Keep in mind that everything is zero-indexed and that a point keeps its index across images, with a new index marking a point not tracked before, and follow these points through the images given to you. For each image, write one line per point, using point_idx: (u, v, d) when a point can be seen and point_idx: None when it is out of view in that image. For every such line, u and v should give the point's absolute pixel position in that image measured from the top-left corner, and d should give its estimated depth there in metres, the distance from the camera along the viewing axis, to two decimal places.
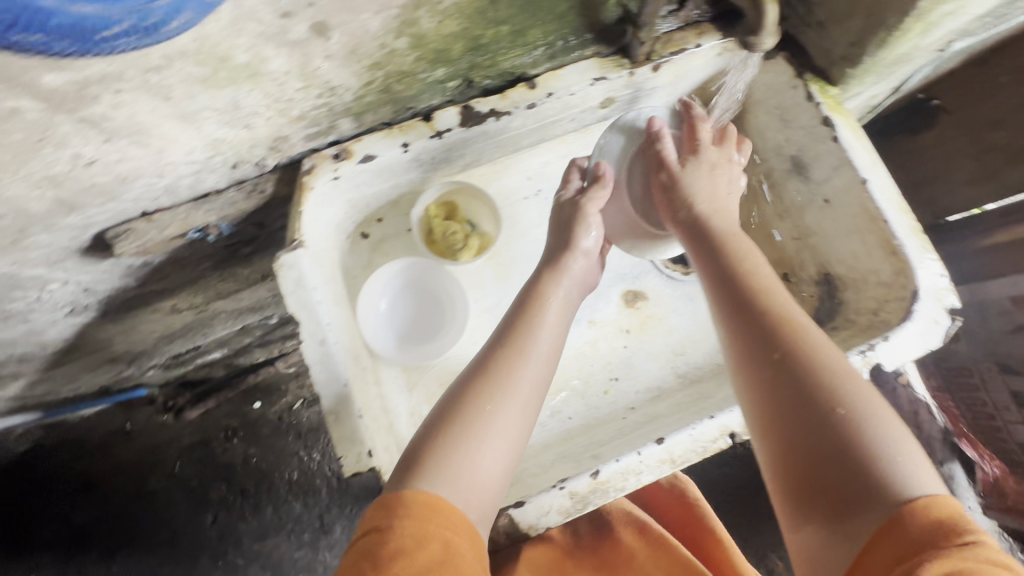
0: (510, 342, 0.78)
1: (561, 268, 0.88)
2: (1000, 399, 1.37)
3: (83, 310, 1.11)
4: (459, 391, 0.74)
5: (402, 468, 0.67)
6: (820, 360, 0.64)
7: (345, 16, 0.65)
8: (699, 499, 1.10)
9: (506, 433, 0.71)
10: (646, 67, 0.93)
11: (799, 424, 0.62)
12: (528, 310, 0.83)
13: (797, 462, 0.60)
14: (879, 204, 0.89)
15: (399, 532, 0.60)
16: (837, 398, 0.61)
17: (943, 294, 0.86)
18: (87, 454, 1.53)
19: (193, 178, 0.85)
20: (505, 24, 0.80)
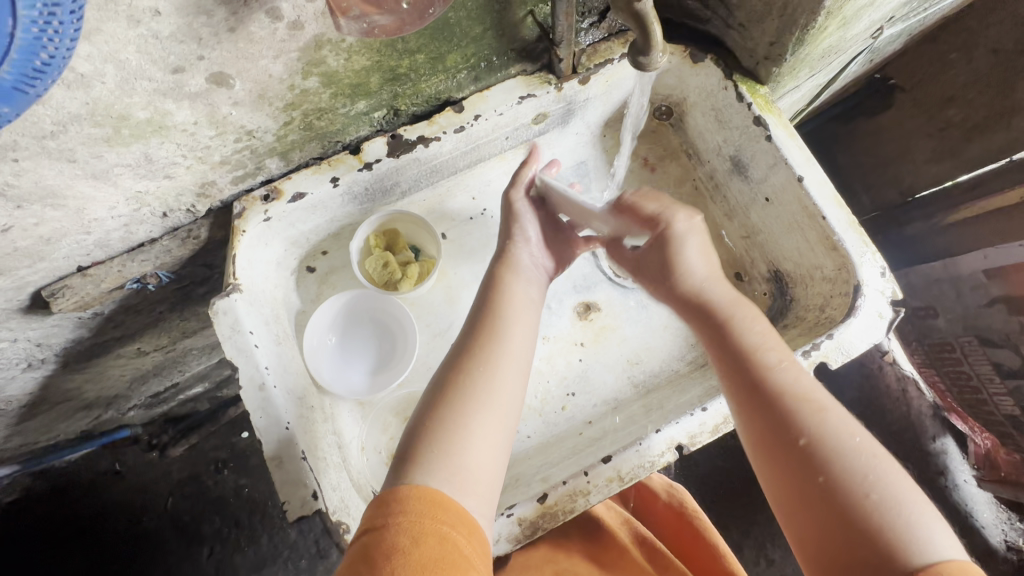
0: (480, 335, 0.70)
1: (511, 256, 0.82)
2: (983, 370, 1.19)
3: (40, 364, 1.06)
4: (435, 393, 0.65)
5: (398, 464, 0.60)
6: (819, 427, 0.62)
7: (242, 64, 0.65)
8: (698, 510, 1.00)
9: (495, 419, 0.64)
10: (573, 81, 0.92)
11: (816, 498, 0.59)
12: (493, 299, 0.75)
13: (815, 531, 0.58)
14: (815, 200, 0.89)
15: (397, 528, 0.52)
16: (855, 468, 0.58)
17: (885, 288, 0.86)
18: (70, 502, 1.43)
19: (124, 231, 0.84)
20: (419, 52, 0.79)
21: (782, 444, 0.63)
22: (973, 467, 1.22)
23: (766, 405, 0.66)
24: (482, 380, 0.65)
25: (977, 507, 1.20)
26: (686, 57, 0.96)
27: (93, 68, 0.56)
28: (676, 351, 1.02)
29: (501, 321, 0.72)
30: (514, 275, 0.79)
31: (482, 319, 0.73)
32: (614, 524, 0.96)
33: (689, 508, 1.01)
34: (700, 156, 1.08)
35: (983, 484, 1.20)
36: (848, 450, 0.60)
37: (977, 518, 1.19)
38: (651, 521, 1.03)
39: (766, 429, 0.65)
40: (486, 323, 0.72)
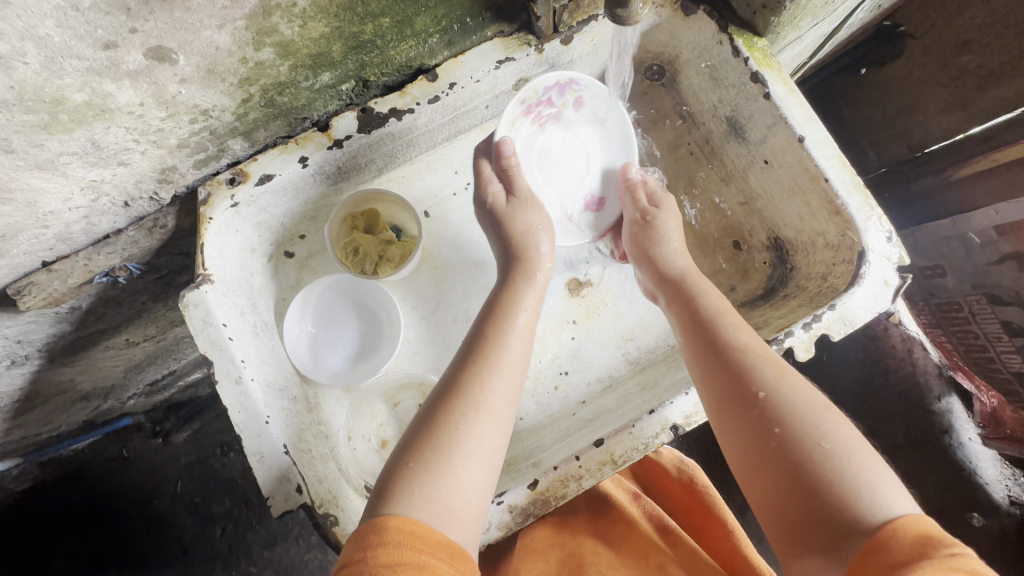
0: (480, 352, 0.68)
1: (529, 270, 0.79)
2: (990, 328, 1.18)
3: (23, 360, 1.01)
4: (423, 418, 0.63)
5: (375, 499, 0.57)
6: (789, 386, 0.59)
7: (183, 36, 0.59)
8: (708, 486, 0.94)
9: (482, 461, 0.60)
10: (555, 42, 0.86)
11: (764, 454, 0.56)
12: (492, 319, 0.73)
13: (780, 494, 0.54)
14: (818, 161, 0.83)
15: (374, 562, 0.49)
16: (813, 426, 0.55)
17: (891, 254, 0.80)
18: (86, 487, 1.42)
19: (85, 223, 0.79)
20: (384, 16, 0.72)
21: (741, 412, 0.60)
22: (978, 425, 1.14)
23: (725, 378, 0.63)
24: (479, 403, 0.63)
25: (982, 464, 1.12)
26: (677, 10, 0.90)
27: (10, 47, 0.51)
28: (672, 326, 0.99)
29: (508, 344, 0.70)
30: (525, 288, 0.77)
31: (486, 334, 0.71)
32: (622, 499, 0.91)
33: (699, 484, 0.95)
34: (695, 118, 1.03)
35: (987, 442, 1.13)
36: (803, 411, 0.56)
37: (980, 475, 1.11)
38: (660, 496, 0.98)
39: (728, 402, 0.62)
40: (486, 338, 0.70)
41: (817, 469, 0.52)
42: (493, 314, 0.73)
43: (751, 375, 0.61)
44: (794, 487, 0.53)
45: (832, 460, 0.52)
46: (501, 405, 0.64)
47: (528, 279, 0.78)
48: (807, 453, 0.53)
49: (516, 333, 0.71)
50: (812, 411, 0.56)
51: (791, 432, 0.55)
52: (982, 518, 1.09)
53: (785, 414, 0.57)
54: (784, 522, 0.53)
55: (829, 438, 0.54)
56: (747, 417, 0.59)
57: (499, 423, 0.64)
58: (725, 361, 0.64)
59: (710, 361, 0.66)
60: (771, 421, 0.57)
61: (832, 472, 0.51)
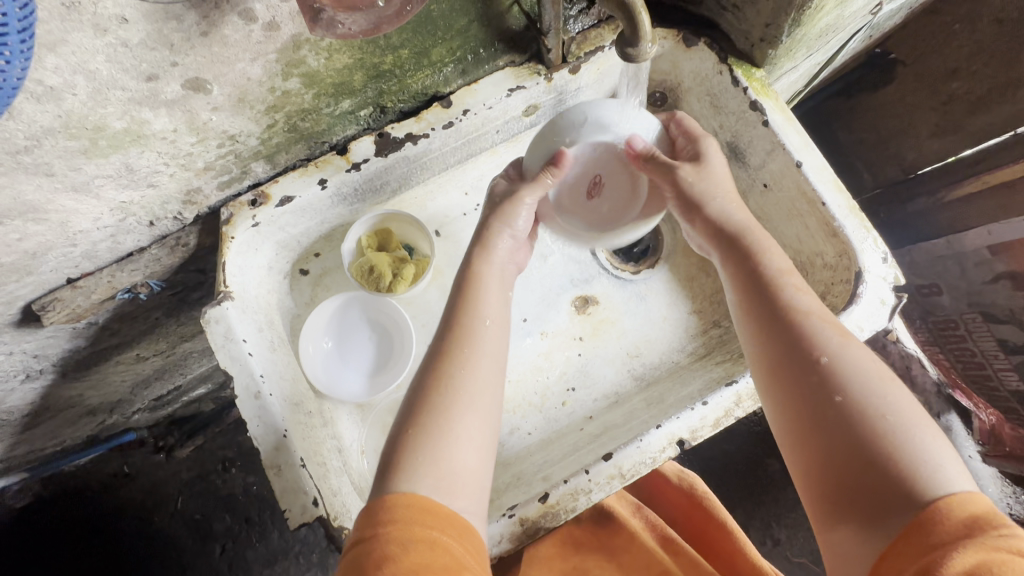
0: (455, 322, 0.71)
1: (491, 243, 0.79)
2: (988, 346, 1.20)
3: (39, 374, 1.03)
4: (416, 388, 0.67)
5: (381, 476, 0.60)
6: (853, 362, 0.62)
7: (219, 68, 0.63)
8: (708, 492, 0.96)
9: (478, 421, 0.65)
10: (563, 71, 0.90)
11: (825, 419, 0.60)
12: (466, 287, 0.75)
13: (833, 462, 0.58)
14: (814, 185, 0.87)
15: (387, 538, 0.53)
16: (871, 403, 0.59)
17: (887, 275, 0.84)
18: (89, 502, 1.42)
19: (111, 241, 0.82)
20: (403, 48, 0.77)
21: (798, 377, 0.64)
22: (977, 443, 1.17)
23: (785, 343, 0.67)
24: (465, 368, 0.67)
25: (983, 482, 1.15)
26: (679, 42, 0.94)
27: (62, 80, 0.55)
28: (676, 343, 1.01)
29: (483, 308, 0.73)
30: (490, 260, 0.78)
31: (459, 306, 0.73)
32: (624, 511, 0.92)
33: (699, 490, 0.96)
34: None
35: (987, 459, 1.16)
36: (867, 384, 0.60)
37: (983, 493, 1.14)
38: (660, 503, 1.00)
39: (784, 367, 0.66)
40: (461, 309, 0.73)
41: (873, 446, 0.56)
42: (463, 284, 0.76)
43: (814, 344, 0.65)
44: (855, 454, 0.57)
45: (889, 437, 0.56)
46: (484, 366, 0.68)
47: (488, 243, 0.79)
48: (861, 428, 0.58)
49: (484, 299, 0.74)
50: (875, 384, 0.60)
51: (843, 405, 0.60)
52: None
53: (847, 383, 0.61)
54: (834, 484, 0.58)
55: (890, 415, 0.58)
56: (807, 384, 0.63)
57: (487, 386, 0.67)
58: (786, 330, 0.67)
59: (772, 325, 0.69)
60: (830, 390, 0.61)
61: (893, 444, 0.55)
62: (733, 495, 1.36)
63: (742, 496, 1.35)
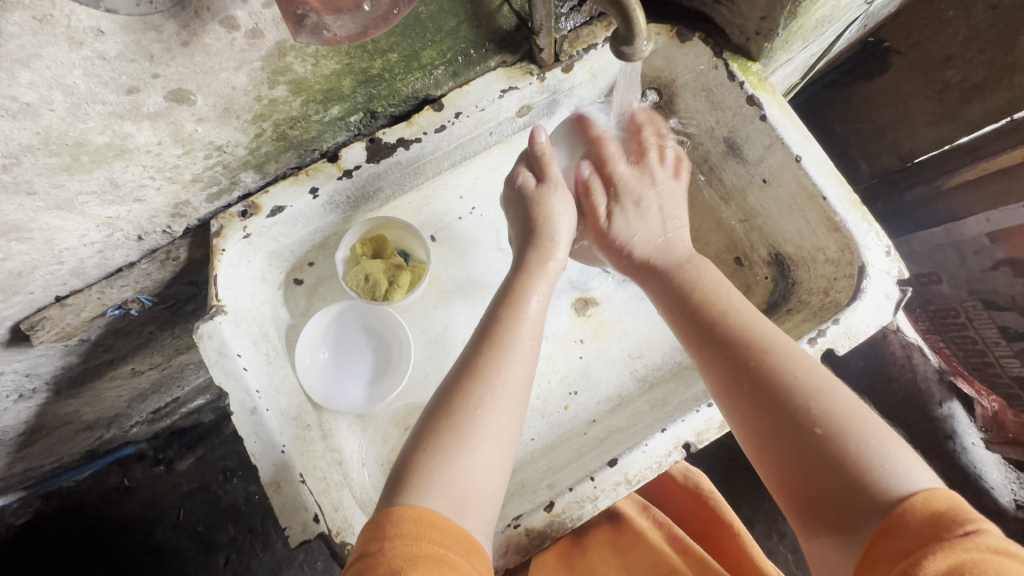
0: (494, 335, 0.70)
1: (546, 255, 0.81)
2: (989, 334, 1.20)
3: (32, 394, 1.02)
4: (440, 401, 0.66)
5: (392, 486, 0.60)
6: (789, 371, 0.60)
7: (202, 78, 0.61)
8: (715, 493, 0.94)
9: (500, 445, 0.63)
10: (556, 70, 0.88)
11: (773, 435, 0.58)
12: (507, 304, 0.74)
13: (795, 478, 0.56)
14: (814, 179, 0.86)
15: (392, 552, 0.51)
16: (813, 406, 0.57)
17: (890, 268, 0.83)
18: (88, 520, 1.39)
19: (99, 257, 0.80)
20: (392, 51, 0.75)
21: (743, 391, 0.62)
22: (980, 430, 1.16)
23: (722, 360, 0.65)
24: (494, 387, 0.65)
25: (986, 469, 1.13)
26: (673, 37, 0.93)
27: (38, 95, 0.53)
28: (678, 342, 1.00)
29: (524, 330, 0.71)
30: (530, 279, 0.78)
31: (499, 319, 0.72)
32: (631, 512, 0.91)
33: (705, 490, 0.95)
34: (692, 138, 1.05)
35: (992, 447, 1.15)
36: (803, 386, 0.58)
37: (986, 480, 1.12)
38: (667, 503, 0.98)
39: (725, 382, 0.64)
40: (501, 321, 0.72)
41: (826, 449, 0.54)
42: (506, 298, 0.75)
43: (750, 358, 0.63)
44: (812, 469, 0.55)
45: (837, 437, 0.54)
46: (517, 389, 0.67)
47: (545, 256, 0.80)
48: (805, 436, 0.56)
49: (526, 315, 0.73)
50: (812, 383, 0.59)
51: (794, 413, 0.57)
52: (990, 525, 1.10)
53: (786, 393, 0.59)
54: (801, 501, 0.55)
55: (834, 416, 0.56)
56: (750, 402, 0.61)
57: (518, 408, 0.66)
58: (723, 345, 0.66)
59: (709, 340, 0.68)
60: (776, 399, 0.59)
61: (845, 450, 0.53)
62: (740, 492, 1.35)
63: (746, 491, 1.35)
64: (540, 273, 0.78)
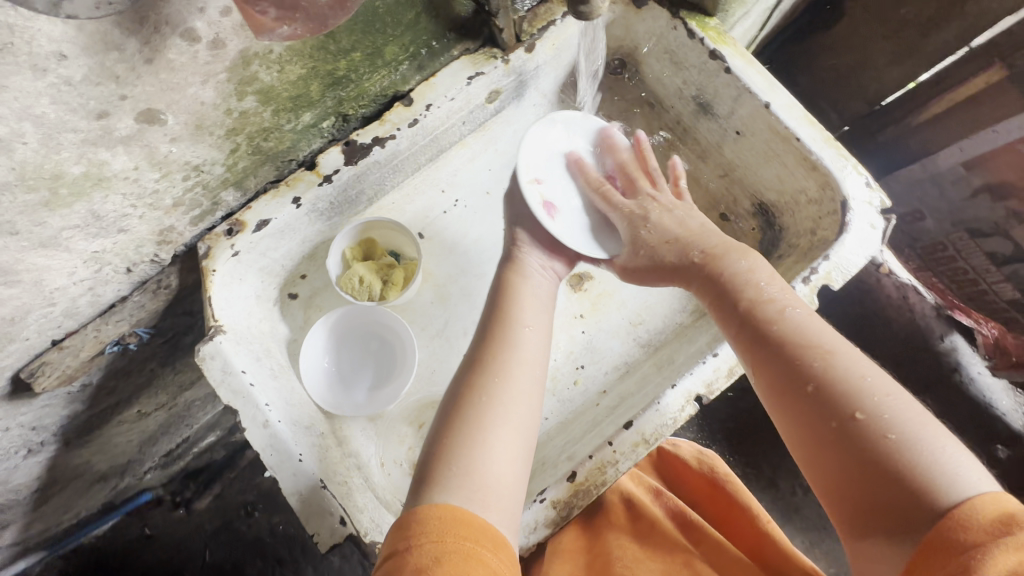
0: (496, 332, 0.72)
1: (520, 261, 0.82)
2: (978, 262, 1.25)
3: (42, 446, 1.01)
4: (454, 395, 0.67)
5: (417, 485, 0.59)
6: (846, 375, 0.57)
7: (170, 96, 0.62)
8: (730, 475, 0.95)
9: (513, 433, 0.63)
10: (519, 51, 0.89)
11: (826, 441, 0.55)
12: (504, 297, 0.77)
13: (849, 485, 0.53)
14: (786, 123, 0.87)
15: (419, 552, 0.50)
16: (865, 407, 0.54)
17: (871, 198, 0.84)
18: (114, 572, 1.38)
19: (91, 294, 0.80)
20: (354, 51, 0.76)
21: (798, 403, 0.59)
22: (985, 358, 1.17)
23: (771, 363, 0.62)
24: (505, 380, 0.67)
25: (995, 397, 1.14)
26: (629, 4, 0.94)
27: (8, 129, 0.53)
28: (676, 303, 1.01)
29: (520, 317, 0.74)
30: (521, 278, 0.80)
31: (499, 316, 0.74)
32: (644, 498, 0.90)
33: (720, 473, 0.96)
34: (662, 103, 1.06)
35: (998, 373, 1.16)
36: (868, 394, 0.55)
37: (996, 407, 1.14)
38: (682, 487, 0.98)
39: (777, 385, 0.61)
40: (501, 316, 0.74)
41: (889, 460, 0.51)
42: (501, 296, 0.77)
43: (803, 357, 0.60)
44: (866, 472, 0.52)
45: (901, 450, 0.51)
46: (526, 382, 0.68)
47: (517, 263, 0.82)
48: (868, 448, 0.52)
49: (524, 309, 0.75)
50: (879, 393, 0.55)
51: (837, 414, 0.55)
52: (1006, 450, 1.12)
53: (850, 396, 0.55)
54: (855, 506, 0.53)
55: (893, 428, 0.52)
56: (804, 407, 0.58)
57: (530, 398, 0.67)
58: (773, 346, 0.63)
59: (757, 343, 0.64)
60: (841, 409, 0.55)
61: (903, 457, 0.50)
62: (760, 450, 1.36)
63: (766, 448, 1.35)
64: (524, 276, 0.80)
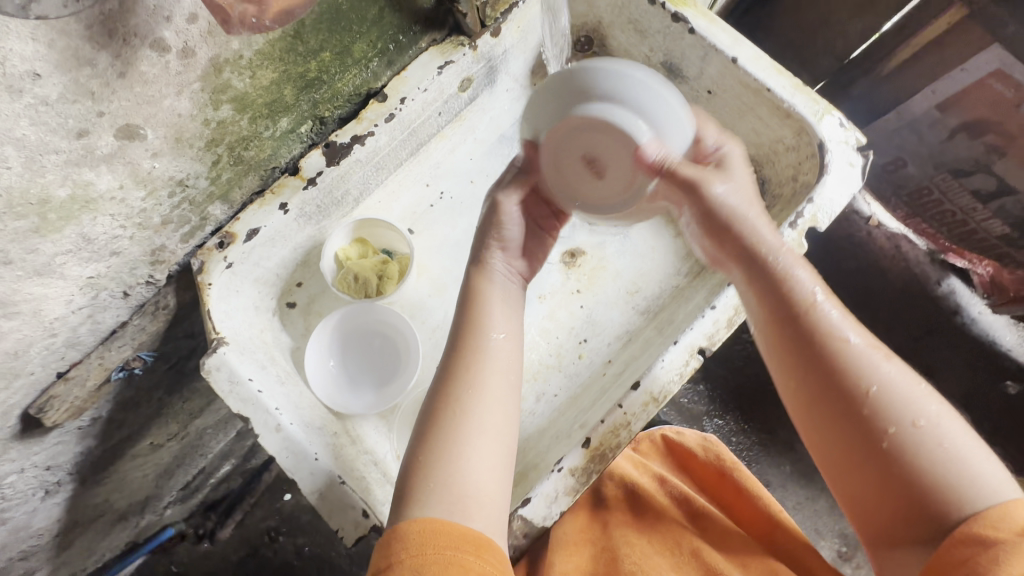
0: (464, 341, 0.70)
1: (490, 261, 0.78)
2: (965, 202, 1.26)
3: (59, 487, 1.01)
4: (427, 409, 0.67)
5: (397, 504, 0.60)
6: (888, 390, 0.58)
7: (146, 109, 0.63)
8: (737, 464, 0.91)
9: (489, 443, 0.64)
10: (485, 36, 0.91)
11: (868, 448, 0.58)
12: (472, 303, 0.74)
13: (880, 488, 0.57)
14: (755, 75, 0.88)
15: (402, 567, 0.53)
16: (906, 418, 0.57)
17: (846, 137, 0.86)
18: None
19: (90, 322, 0.80)
20: (324, 50, 0.77)
21: (838, 411, 0.60)
22: (984, 297, 1.19)
23: (818, 371, 0.61)
24: (478, 394, 0.66)
25: (999, 333, 1.17)
26: None
27: None
28: (670, 268, 1.02)
29: (491, 325, 0.72)
30: (490, 278, 0.76)
31: (467, 325, 0.72)
32: (650, 490, 0.88)
33: (726, 460, 0.92)
34: None
35: (998, 310, 1.17)
36: (912, 410, 0.57)
37: (1002, 344, 1.17)
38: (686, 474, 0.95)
39: (820, 394, 0.61)
40: (469, 324, 0.72)
41: (923, 472, 0.54)
42: (469, 302, 0.74)
43: (850, 372, 0.59)
44: (900, 480, 0.55)
45: (946, 466, 0.54)
46: (500, 393, 0.67)
47: (485, 260, 0.78)
48: (905, 457, 0.56)
49: (492, 315, 0.73)
50: (931, 406, 0.57)
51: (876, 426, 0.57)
52: (1016, 385, 1.18)
53: (893, 410, 0.57)
54: (886, 506, 0.56)
55: (933, 440, 0.56)
56: (850, 416, 0.59)
57: (504, 406, 0.67)
58: (819, 355, 0.61)
59: (803, 346, 0.63)
60: (887, 421, 0.57)
61: (939, 470, 0.54)
62: (772, 408, 1.37)
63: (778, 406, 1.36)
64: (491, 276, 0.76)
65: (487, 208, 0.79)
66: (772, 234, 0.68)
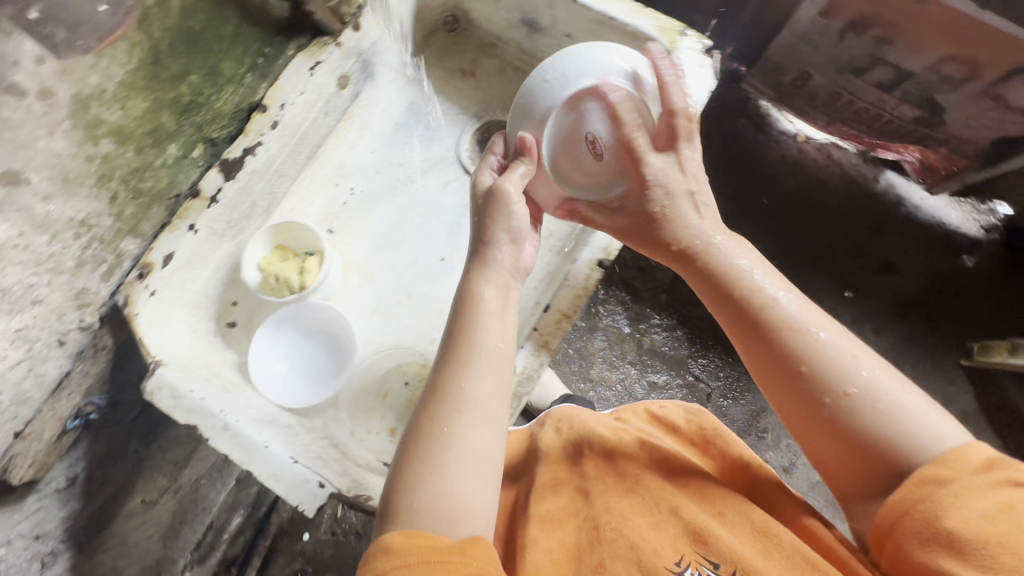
0: (454, 352, 0.66)
1: (489, 255, 0.72)
2: (872, 96, 1.15)
3: (55, 557, 0.97)
4: (413, 423, 0.64)
5: (382, 519, 0.59)
6: (829, 360, 0.59)
7: (24, 154, 0.71)
8: (719, 426, 0.79)
9: (480, 464, 0.61)
10: (347, 31, 1.00)
11: (816, 418, 0.59)
12: (463, 316, 0.68)
13: (837, 451, 0.58)
14: (596, 8, 0.94)
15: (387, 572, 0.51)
16: (845, 384, 0.57)
17: (693, 43, 0.92)
18: None
19: (33, 376, 0.84)
20: (190, 74, 0.86)
21: (787, 382, 0.61)
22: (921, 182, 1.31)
23: (762, 348, 0.63)
24: (466, 410, 0.62)
25: (946, 213, 1.32)
26: None
27: None
28: None
29: (485, 338, 0.66)
30: (484, 278, 0.70)
31: (459, 340, 0.67)
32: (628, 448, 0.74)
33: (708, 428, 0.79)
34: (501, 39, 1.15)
35: (936, 189, 1.29)
36: (852, 373, 0.58)
37: (949, 222, 1.31)
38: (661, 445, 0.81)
39: (769, 366, 0.63)
40: (458, 337, 0.67)
41: (869, 433, 0.56)
42: (460, 311, 0.69)
43: (790, 344, 0.61)
44: (850, 443, 0.57)
45: (891, 421, 0.55)
46: (492, 415, 0.63)
47: (484, 259, 0.72)
48: (852, 421, 0.57)
49: (481, 325, 0.67)
50: (863, 368, 0.58)
51: (821, 394, 0.59)
52: (971, 256, 1.30)
53: (837, 377, 0.58)
54: (843, 465, 0.58)
55: (869, 394, 0.56)
56: (791, 389, 0.61)
57: (490, 417, 0.63)
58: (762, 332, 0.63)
59: (746, 328, 0.64)
60: (831, 388, 0.58)
61: (883, 428, 0.55)
62: None
63: None
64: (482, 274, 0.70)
65: (487, 198, 0.74)
66: (698, 221, 0.72)
